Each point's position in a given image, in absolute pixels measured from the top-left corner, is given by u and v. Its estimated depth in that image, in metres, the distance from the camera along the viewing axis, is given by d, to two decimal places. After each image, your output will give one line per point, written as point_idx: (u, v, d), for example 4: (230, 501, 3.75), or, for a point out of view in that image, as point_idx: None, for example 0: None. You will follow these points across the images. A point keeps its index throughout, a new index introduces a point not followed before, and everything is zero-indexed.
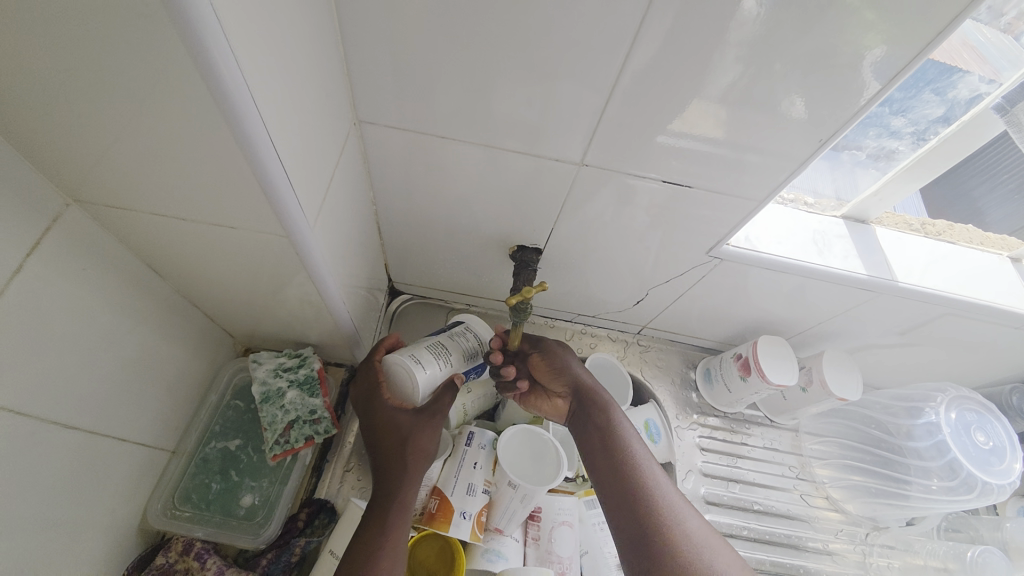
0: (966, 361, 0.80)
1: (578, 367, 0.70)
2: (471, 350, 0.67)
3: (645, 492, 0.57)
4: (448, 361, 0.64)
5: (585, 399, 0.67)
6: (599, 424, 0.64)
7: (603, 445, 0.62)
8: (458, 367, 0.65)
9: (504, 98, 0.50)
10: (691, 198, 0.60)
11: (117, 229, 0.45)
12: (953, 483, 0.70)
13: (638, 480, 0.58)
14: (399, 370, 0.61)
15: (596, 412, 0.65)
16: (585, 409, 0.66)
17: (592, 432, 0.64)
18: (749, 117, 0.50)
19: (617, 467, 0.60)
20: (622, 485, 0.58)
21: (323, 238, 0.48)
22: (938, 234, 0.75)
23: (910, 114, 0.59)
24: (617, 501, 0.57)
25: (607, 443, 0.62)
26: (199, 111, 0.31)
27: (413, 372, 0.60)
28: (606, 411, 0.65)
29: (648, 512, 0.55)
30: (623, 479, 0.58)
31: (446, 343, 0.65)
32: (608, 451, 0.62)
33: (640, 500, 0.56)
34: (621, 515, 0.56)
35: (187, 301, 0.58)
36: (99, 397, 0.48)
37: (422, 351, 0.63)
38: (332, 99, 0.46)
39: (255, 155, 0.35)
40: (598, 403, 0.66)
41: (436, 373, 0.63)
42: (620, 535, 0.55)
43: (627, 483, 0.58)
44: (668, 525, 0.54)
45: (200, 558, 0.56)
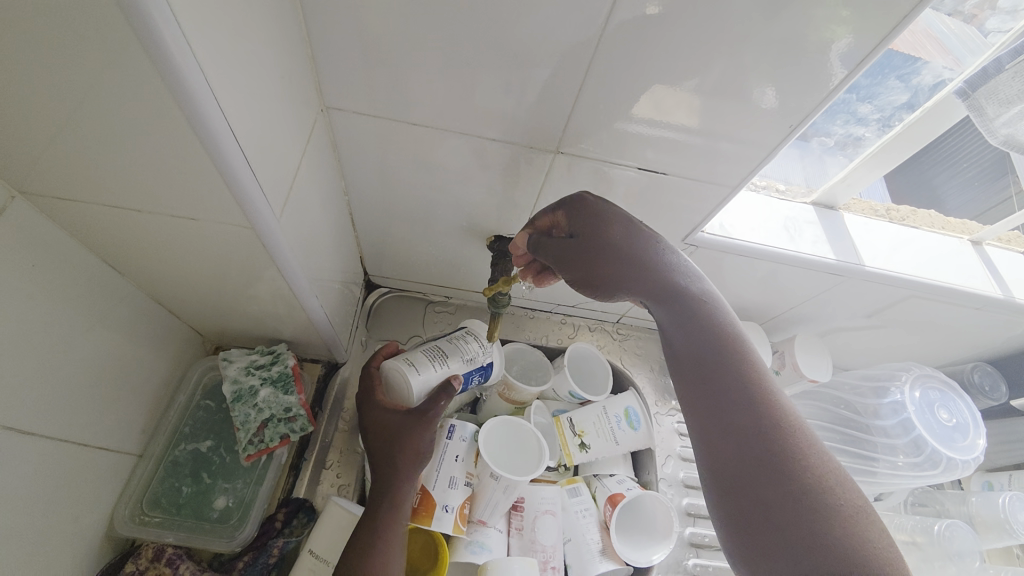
0: (928, 342, 0.83)
1: (635, 230, 0.54)
2: (471, 351, 0.64)
3: (765, 416, 0.43)
4: (445, 363, 0.62)
5: (664, 287, 0.51)
6: (685, 297, 0.51)
7: (698, 329, 0.49)
8: (458, 369, 0.63)
9: (477, 85, 0.49)
10: (666, 185, 0.60)
11: (70, 223, 0.42)
12: (918, 459, 0.73)
13: (755, 385, 0.45)
14: (395, 374, 0.61)
15: (694, 308, 0.50)
16: (668, 296, 0.51)
17: (676, 310, 0.51)
18: (722, 105, 0.51)
19: (718, 350, 0.47)
20: (732, 394, 0.45)
21: (292, 230, 0.47)
22: (902, 219, 0.78)
23: (876, 100, 0.60)
24: (727, 399, 0.45)
25: (700, 332, 0.49)
26: (151, 94, 0.30)
27: (405, 375, 0.60)
28: (723, 349, 0.47)
29: (787, 461, 0.41)
30: (728, 377, 0.46)
31: (444, 345, 0.64)
32: (705, 330, 0.49)
33: (765, 426, 0.42)
34: (732, 398, 0.44)
35: (151, 298, 0.55)
36: (57, 401, 0.46)
37: (417, 354, 0.62)
38: (296, 85, 0.45)
39: (214, 143, 0.33)
40: (675, 285, 0.51)
41: (432, 376, 0.61)
42: (728, 441, 0.43)
43: (756, 414, 0.43)
44: (795, 438, 0.42)
45: (172, 564, 0.54)
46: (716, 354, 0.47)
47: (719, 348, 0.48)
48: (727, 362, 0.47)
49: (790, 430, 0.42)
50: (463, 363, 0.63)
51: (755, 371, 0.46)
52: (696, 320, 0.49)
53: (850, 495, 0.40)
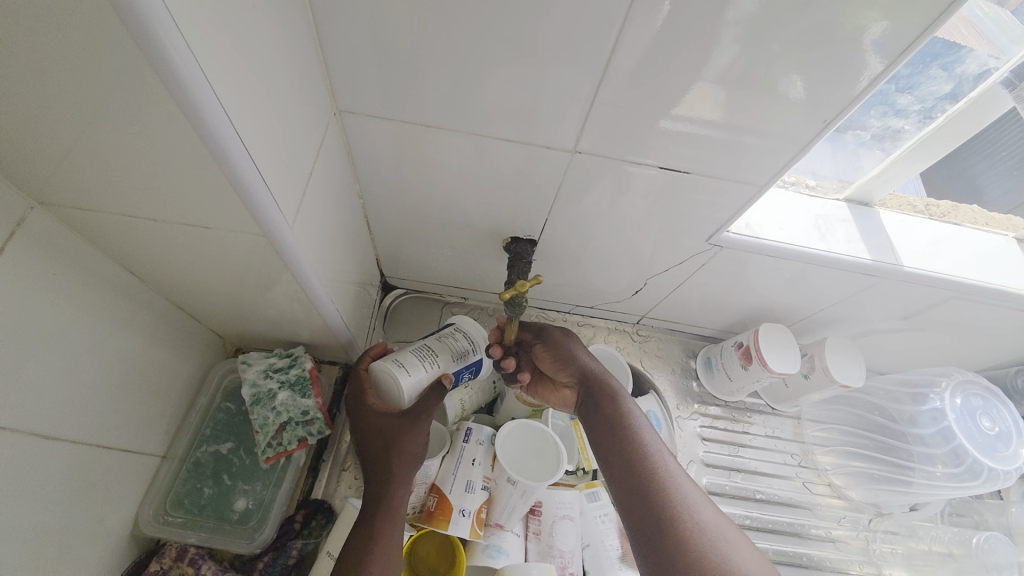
0: (971, 345, 0.79)
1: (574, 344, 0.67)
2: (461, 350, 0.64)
3: (655, 481, 0.55)
4: (437, 362, 0.62)
5: (585, 384, 0.64)
6: (599, 399, 0.63)
7: (607, 420, 0.61)
8: (448, 367, 0.63)
9: (491, 84, 0.48)
10: (688, 183, 0.58)
11: (88, 232, 0.43)
12: (957, 469, 0.69)
13: (648, 457, 0.58)
14: (384, 376, 0.60)
15: (603, 407, 0.62)
16: (588, 396, 0.64)
17: (593, 406, 0.63)
18: (748, 99, 0.48)
19: (618, 428, 0.60)
20: (630, 463, 0.57)
21: (305, 236, 0.47)
22: (943, 215, 0.73)
23: (917, 90, 0.57)
24: (628, 468, 0.57)
25: (609, 417, 0.61)
26: (158, 104, 0.29)
27: (394, 376, 0.59)
28: (620, 426, 0.60)
29: (664, 524, 0.53)
30: (628, 448, 0.58)
31: (434, 344, 0.63)
32: (608, 412, 0.62)
33: (653, 486, 0.55)
34: (632, 467, 0.57)
35: (170, 303, 0.56)
36: (81, 405, 0.47)
37: (405, 355, 0.61)
38: (308, 90, 0.44)
39: (222, 151, 0.32)
40: (598, 388, 0.64)
41: (422, 375, 0.60)
42: (637, 500, 0.55)
43: (640, 488, 0.55)
44: (677, 499, 0.54)
45: (195, 564, 0.55)
46: (615, 428, 0.60)
47: (619, 432, 0.60)
48: (625, 437, 0.59)
49: (673, 490, 0.55)
50: (454, 361, 0.63)
51: (646, 446, 0.59)
52: (598, 403, 0.63)
53: (719, 532, 0.52)
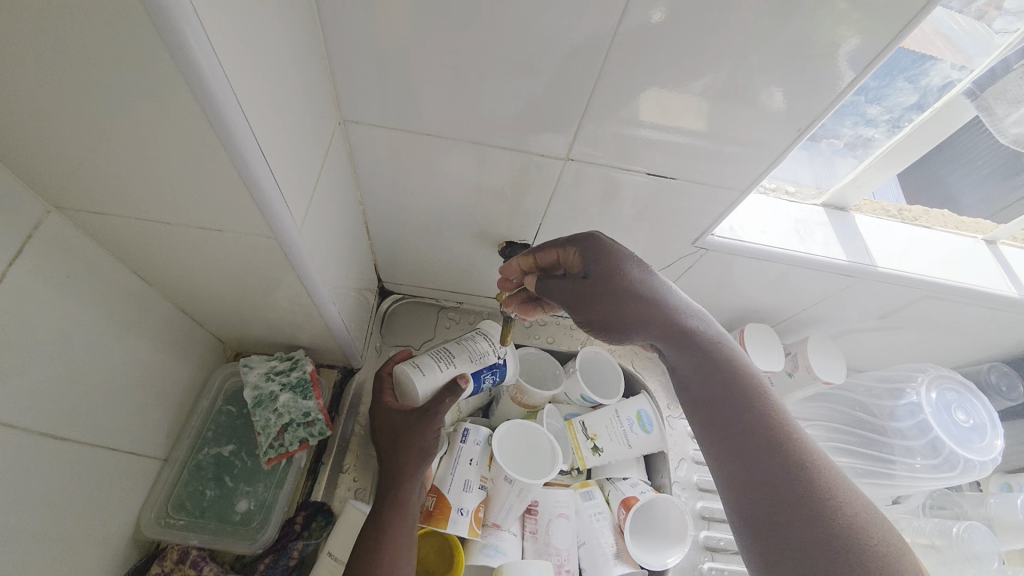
0: (944, 343, 0.83)
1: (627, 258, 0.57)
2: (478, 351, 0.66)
3: (774, 437, 0.45)
4: (454, 362, 0.65)
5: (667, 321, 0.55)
6: (689, 336, 0.54)
7: (704, 360, 0.52)
8: (466, 367, 0.65)
9: (489, 95, 0.51)
10: (675, 189, 0.61)
11: (101, 236, 0.44)
12: (936, 460, 0.73)
13: (759, 411, 0.48)
14: (404, 377, 0.64)
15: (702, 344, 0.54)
16: (679, 338, 0.54)
17: (687, 342, 0.54)
18: (730, 109, 0.51)
19: (718, 372, 0.51)
20: (736, 411, 0.48)
21: (312, 239, 0.48)
22: (914, 219, 0.77)
23: (885, 101, 0.61)
24: (729, 417, 0.48)
25: (704, 362, 0.52)
26: (182, 111, 0.31)
27: (411, 377, 0.63)
28: (726, 375, 0.51)
29: (782, 479, 0.43)
30: (731, 398, 0.49)
31: (453, 347, 0.67)
32: (704, 354, 0.53)
33: (772, 445, 0.45)
34: (736, 414, 0.48)
35: (175, 306, 0.57)
36: (87, 406, 0.48)
37: (424, 357, 0.65)
38: (316, 100, 0.46)
39: (241, 156, 0.34)
40: (677, 326, 0.54)
41: (438, 376, 0.64)
42: (743, 458, 0.46)
43: (749, 432, 0.46)
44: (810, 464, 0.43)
45: (197, 566, 0.55)
46: (714, 372, 0.51)
47: (720, 382, 0.51)
48: (726, 379, 0.50)
49: (802, 458, 0.44)
50: (472, 362, 0.66)
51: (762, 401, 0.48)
52: (694, 340, 0.54)
53: (871, 524, 0.40)
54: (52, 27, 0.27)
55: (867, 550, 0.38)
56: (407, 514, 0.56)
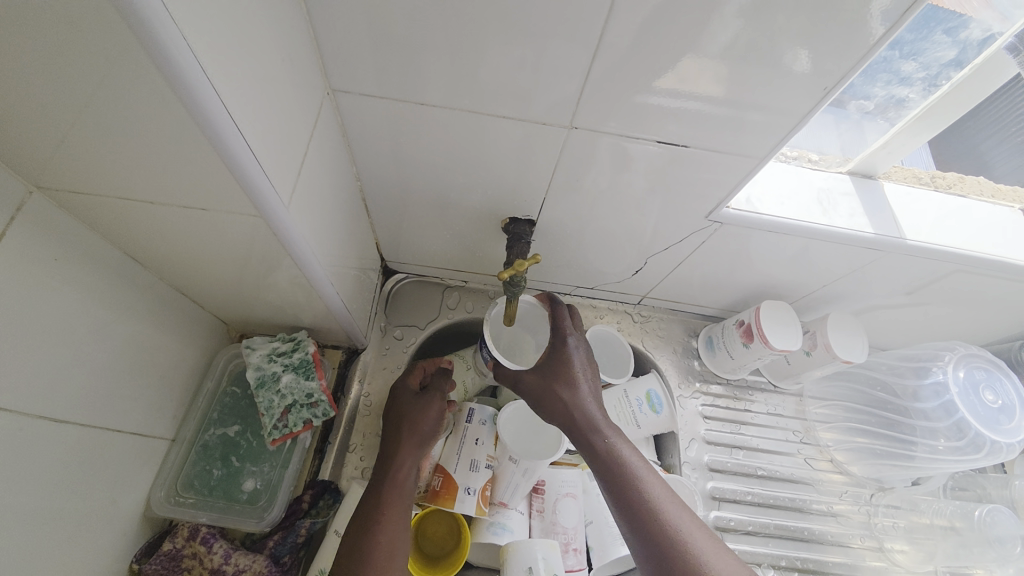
0: (974, 319, 0.78)
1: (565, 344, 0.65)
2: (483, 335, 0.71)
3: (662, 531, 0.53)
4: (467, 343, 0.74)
5: (581, 429, 0.61)
6: (609, 464, 0.58)
7: (617, 491, 0.56)
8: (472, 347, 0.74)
9: (486, 60, 0.47)
10: (687, 158, 0.57)
11: (89, 216, 0.43)
12: (960, 443, 0.70)
13: (646, 496, 0.55)
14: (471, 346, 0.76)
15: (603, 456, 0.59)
16: (595, 459, 0.59)
17: (604, 473, 0.58)
18: (747, 72, 0.47)
19: (628, 498, 0.55)
20: (642, 524, 0.54)
21: (301, 217, 0.46)
22: (948, 187, 0.72)
23: (921, 57, 0.55)
24: (642, 547, 0.53)
25: (613, 472, 0.57)
26: (141, 79, 0.29)
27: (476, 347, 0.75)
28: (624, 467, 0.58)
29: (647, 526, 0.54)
30: (631, 498, 0.55)
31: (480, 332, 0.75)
32: (618, 473, 0.57)
33: (657, 530, 0.53)
34: (645, 541, 0.53)
35: (173, 288, 0.56)
36: (87, 389, 0.48)
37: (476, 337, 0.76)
38: (300, 69, 0.44)
39: (215, 131, 0.32)
40: (590, 431, 0.60)
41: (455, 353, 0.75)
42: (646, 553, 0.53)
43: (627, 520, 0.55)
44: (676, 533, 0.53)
45: (207, 543, 0.56)
46: (619, 486, 0.56)
47: (613, 461, 0.58)
48: (638, 514, 0.54)
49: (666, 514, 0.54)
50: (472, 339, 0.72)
51: (628, 455, 0.59)
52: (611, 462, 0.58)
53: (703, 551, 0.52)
54: None
55: None
56: (404, 500, 0.57)
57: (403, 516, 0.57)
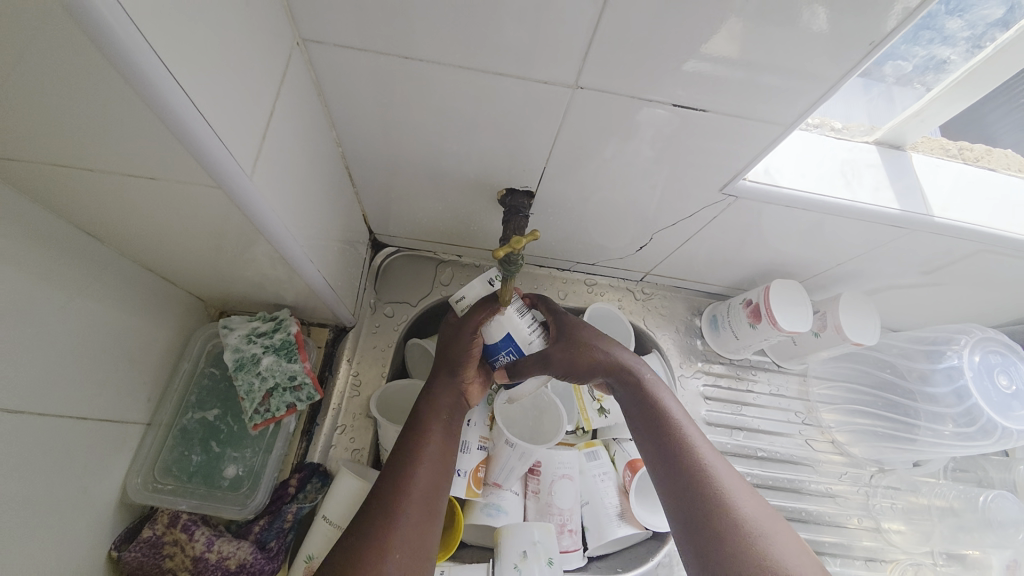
0: (989, 301, 0.75)
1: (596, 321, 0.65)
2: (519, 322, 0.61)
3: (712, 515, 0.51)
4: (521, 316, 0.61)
5: (642, 405, 0.60)
6: (665, 442, 0.57)
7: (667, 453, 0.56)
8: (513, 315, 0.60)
9: (479, 8, 0.41)
10: (702, 125, 0.51)
11: (22, 185, 0.37)
12: (969, 429, 0.68)
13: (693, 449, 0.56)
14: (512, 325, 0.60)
15: (651, 417, 0.59)
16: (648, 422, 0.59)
17: (666, 455, 0.56)
18: (775, 29, 0.42)
19: (680, 457, 0.55)
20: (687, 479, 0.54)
21: (268, 186, 0.41)
22: (976, 160, 0.67)
23: (968, 14, 0.49)
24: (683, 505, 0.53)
25: (666, 446, 0.56)
26: (43, 19, 0.23)
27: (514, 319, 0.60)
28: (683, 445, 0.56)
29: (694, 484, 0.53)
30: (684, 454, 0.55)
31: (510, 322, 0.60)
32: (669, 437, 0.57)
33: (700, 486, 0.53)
34: (700, 525, 0.51)
35: (138, 265, 0.52)
36: (46, 377, 0.44)
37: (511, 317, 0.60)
38: (260, 14, 0.37)
39: (151, 89, 0.27)
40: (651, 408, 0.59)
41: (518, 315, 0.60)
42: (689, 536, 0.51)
43: (673, 476, 0.55)
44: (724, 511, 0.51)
45: (188, 530, 0.54)
46: (669, 446, 0.56)
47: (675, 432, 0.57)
48: (701, 497, 0.52)
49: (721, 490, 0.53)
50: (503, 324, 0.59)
51: (685, 428, 0.58)
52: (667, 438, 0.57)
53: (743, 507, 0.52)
54: None
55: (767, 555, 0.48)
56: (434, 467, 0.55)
57: (443, 437, 0.57)
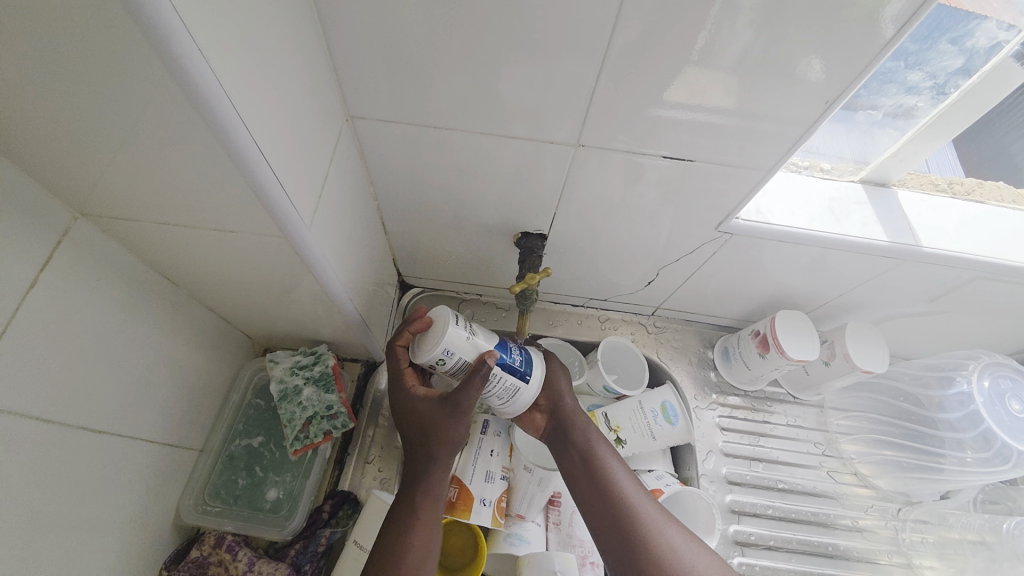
0: (1001, 328, 0.76)
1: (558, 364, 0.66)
2: (504, 389, 0.59)
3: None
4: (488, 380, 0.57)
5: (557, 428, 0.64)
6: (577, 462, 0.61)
7: (573, 469, 0.61)
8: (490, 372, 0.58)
9: (498, 82, 0.49)
10: (697, 171, 0.58)
11: (125, 240, 0.46)
12: (987, 454, 0.68)
13: (597, 467, 0.59)
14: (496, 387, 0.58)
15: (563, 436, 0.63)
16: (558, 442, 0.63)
17: (574, 474, 0.61)
18: (761, 83, 0.48)
19: (585, 473, 0.60)
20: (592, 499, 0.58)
21: (321, 236, 0.49)
22: (967, 193, 0.71)
23: (927, 66, 0.55)
24: (595, 522, 0.57)
25: (578, 465, 0.60)
26: (182, 121, 0.31)
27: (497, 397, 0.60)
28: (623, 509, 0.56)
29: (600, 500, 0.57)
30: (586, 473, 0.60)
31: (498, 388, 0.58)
32: (577, 455, 0.61)
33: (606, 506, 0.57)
34: (610, 540, 0.55)
35: (203, 306, 0.60)
36: (124, 404, 0.51)
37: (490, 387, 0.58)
38: (320, 98, 0.46)
39: (246, 164, 0.35)
40: (564, 429, 0.63)
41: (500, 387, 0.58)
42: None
43: (586, 493, 0.59)
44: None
45: (232, 550, 0.58)
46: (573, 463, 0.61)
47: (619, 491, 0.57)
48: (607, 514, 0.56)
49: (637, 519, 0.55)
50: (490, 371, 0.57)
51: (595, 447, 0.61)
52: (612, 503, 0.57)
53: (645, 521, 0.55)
54: (45, 51, 0.27)
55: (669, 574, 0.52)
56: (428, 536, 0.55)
57: (431, 530, 0.55)
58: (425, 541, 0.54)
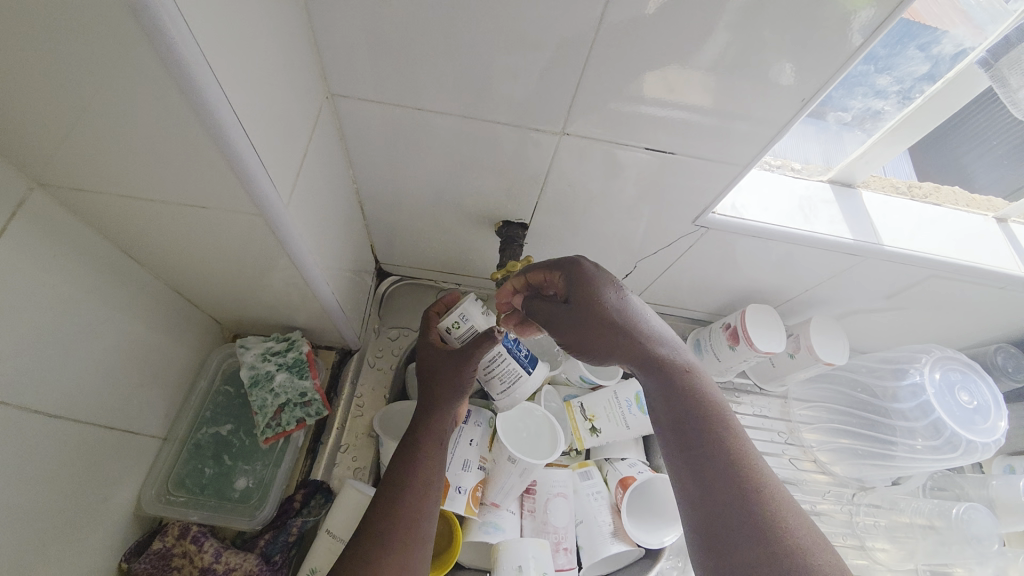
0: (950, 324, 0.81)
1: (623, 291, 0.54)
2: (508, 372, 0.61)
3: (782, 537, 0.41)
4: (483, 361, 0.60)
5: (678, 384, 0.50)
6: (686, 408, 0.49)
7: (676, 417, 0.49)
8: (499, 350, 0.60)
9: (484, 67, 0.49)
10: (677, 165, 0.59)
11: (87, 215, 0.43)
12: (937, 442, 0.72)
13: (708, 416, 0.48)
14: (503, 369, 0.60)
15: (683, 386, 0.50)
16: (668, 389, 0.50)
17: (669, 401, 0.50)
18: (737, 83, 0.49)
19: (687, 419, 0.49)
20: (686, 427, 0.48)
21: (299, 216, 0.47)
22: (924, 197, 0.75)
23: (895, 71, 0.58)
24: (685, 454, 0.47)
25: (681, 409, 0.49)
26: (156, 84, 0.30)
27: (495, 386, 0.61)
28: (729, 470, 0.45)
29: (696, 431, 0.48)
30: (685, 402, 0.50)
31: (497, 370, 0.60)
32: (683, 400, 0.50)
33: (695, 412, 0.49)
34: (695, 436, 0.47)
35: (170, 288, 0.57)
36: (82, 388, 0.48)
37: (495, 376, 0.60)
38: (301, 73, 0.45)
39: (223, 135, 0.34)
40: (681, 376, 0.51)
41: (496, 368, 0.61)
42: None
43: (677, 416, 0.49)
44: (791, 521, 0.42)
45: (197, 541, 0.56)
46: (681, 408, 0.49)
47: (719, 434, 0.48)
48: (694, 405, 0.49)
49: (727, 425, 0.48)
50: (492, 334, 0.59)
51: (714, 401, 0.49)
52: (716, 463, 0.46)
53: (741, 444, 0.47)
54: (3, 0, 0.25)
55: (777, 532, 0.42)
56: (419, 500, 0.54)
57: (422, 494, 0.54)
58: (416, 506, 0.53)
